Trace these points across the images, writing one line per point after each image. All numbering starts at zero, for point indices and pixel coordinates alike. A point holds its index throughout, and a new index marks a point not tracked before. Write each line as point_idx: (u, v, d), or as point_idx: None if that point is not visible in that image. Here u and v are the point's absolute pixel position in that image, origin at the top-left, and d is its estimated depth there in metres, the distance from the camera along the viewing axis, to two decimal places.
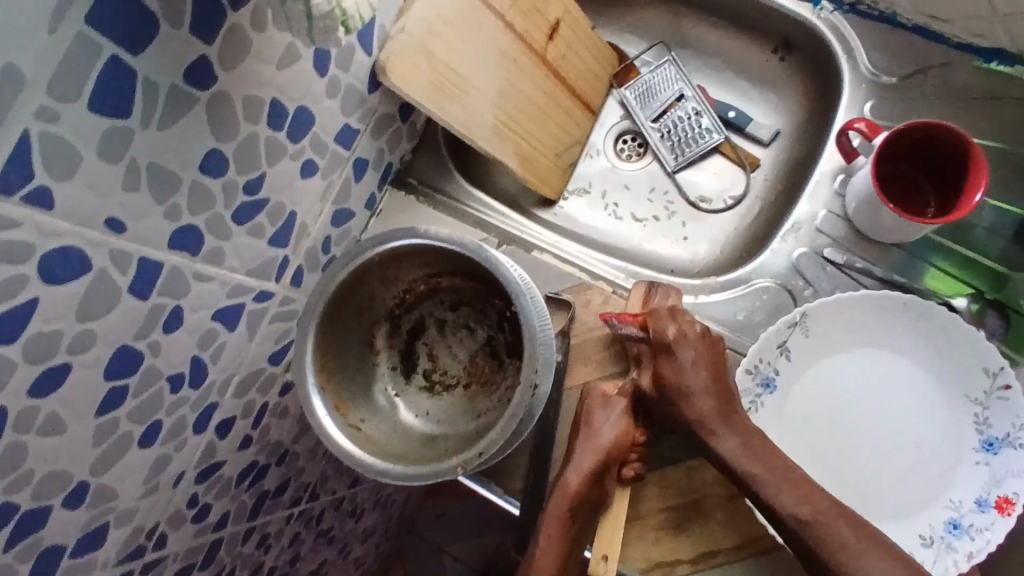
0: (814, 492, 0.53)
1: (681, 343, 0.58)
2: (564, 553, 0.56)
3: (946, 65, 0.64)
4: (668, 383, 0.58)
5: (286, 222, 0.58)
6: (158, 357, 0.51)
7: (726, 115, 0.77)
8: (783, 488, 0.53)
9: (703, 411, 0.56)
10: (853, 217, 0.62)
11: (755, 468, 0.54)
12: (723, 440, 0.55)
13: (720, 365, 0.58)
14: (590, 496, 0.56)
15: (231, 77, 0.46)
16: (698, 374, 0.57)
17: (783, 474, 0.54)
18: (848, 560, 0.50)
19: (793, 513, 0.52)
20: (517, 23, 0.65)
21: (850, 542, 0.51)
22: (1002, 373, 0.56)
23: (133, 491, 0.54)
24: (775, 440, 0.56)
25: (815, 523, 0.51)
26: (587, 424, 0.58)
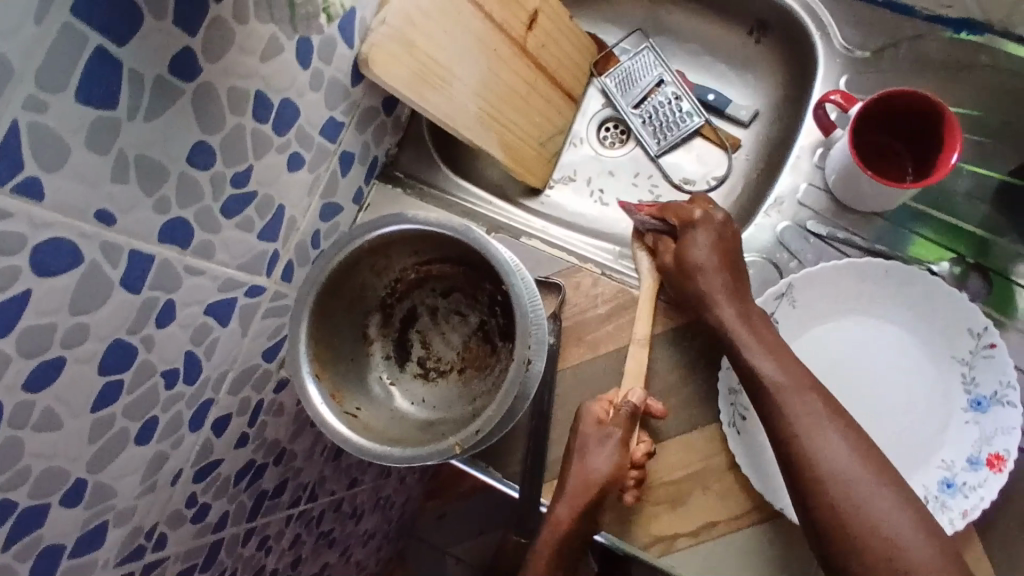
0: (810, 401, 0.53)
1: (704, 223, 0.61)
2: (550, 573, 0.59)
3: (918, 37, 0.65)
4: (687, 254, 0.61)
5: (275, 215, 0.59)
6: (152, 352, 0.51)
7: (706, 98, 0.78)
8: (761, 354, 0.55)
9: (713, 285, 0.59)
10: (834, 189, 0.63)
11: (746, 339, 0.56)
12: (722, 309, 0.58)
13: (733, 258, 0.60)
14: (573, 530, 0.57)
15: (215, 68, 0.46)
16: (711, 255, 0.60)
17: (783, 390, 0.53)
18: (806, 436, 0.51)
19: (739, 337, 0.56)
20: (496, 13, 0.66)
21: (818, 414, 0.52)
22: (986, 333, 0.56)
23: (131, 490, 0.54)
24: (782, 360, 0.55)
25: (787, 390, 0.53)
26: (579, 458, 0.58)
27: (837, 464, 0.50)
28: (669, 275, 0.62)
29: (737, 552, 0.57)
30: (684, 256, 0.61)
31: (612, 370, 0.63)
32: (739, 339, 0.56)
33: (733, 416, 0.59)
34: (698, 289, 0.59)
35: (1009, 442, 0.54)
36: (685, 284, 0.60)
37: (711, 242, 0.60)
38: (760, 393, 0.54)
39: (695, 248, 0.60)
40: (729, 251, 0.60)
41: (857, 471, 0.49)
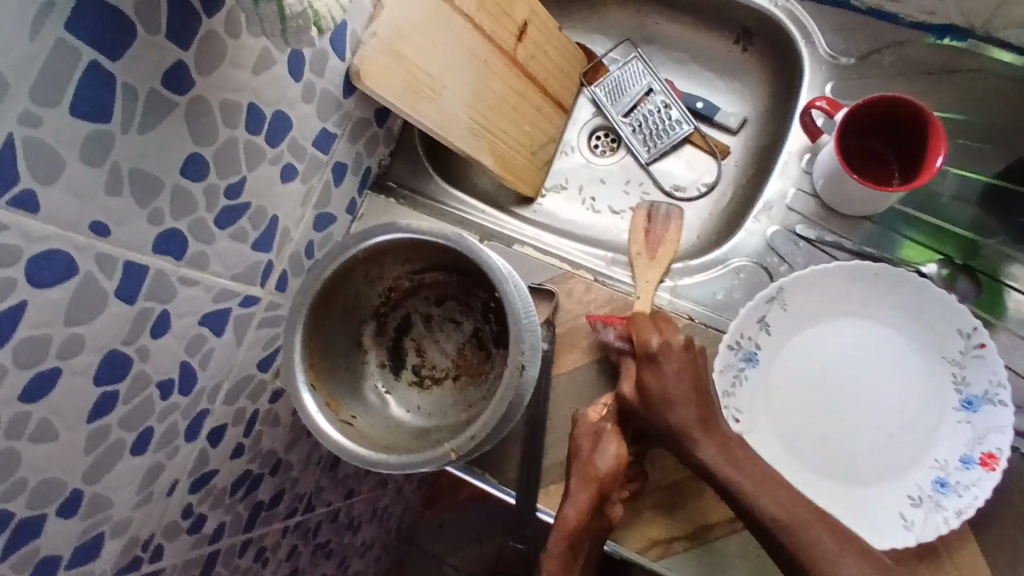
0: (841, 560, 0.47)
1: (665, 352, 0.56)
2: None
3: (901, 43, 0.66)
4: (648, 380, 0.56)
5: (269, 225, 0.59)
6: (147, 363, 0.51)
7: (694, 105, 0.78)
8: (757, 492, 0.50)
9: (686, 417, 0.54)
10: (822, 193, 0.63)
11: (692, 414, 0.54)
12: (705, 449, 0.52)
13: (704, 383, 0.55)
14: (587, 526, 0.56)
15: (208, 82, 0.47)
16: (680, 382, 0.54)
17: (793, 530, 0.48)
18: (827, 571, 0.47)
19: (738, 483, 0.51)
20: (485, 24, 0.67)
21: (829, 548, 0.47)
22: (976, 333, 0.56)
23: (127, 501, 0.54)
24: (776, 493, 0.50)
25: (790, 530, 0.48)
26: (585, 459, 0.57)
27: None
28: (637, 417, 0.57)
29: (735, 555, 0.57)
30: (656, 384, 0.55)
31: (605, 376, 0.63)
32: (740, 485, 0.51)
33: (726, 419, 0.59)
34: (667, 422, 0.54)
35: (1002, 441, 0.54)
36: (652, 417, 0.55)
37: (682, 363, 0.55)
38: (765, 534, 0.50)
39: (664, 372, 0.55)
40: (700, 378, 0.55)
41: None
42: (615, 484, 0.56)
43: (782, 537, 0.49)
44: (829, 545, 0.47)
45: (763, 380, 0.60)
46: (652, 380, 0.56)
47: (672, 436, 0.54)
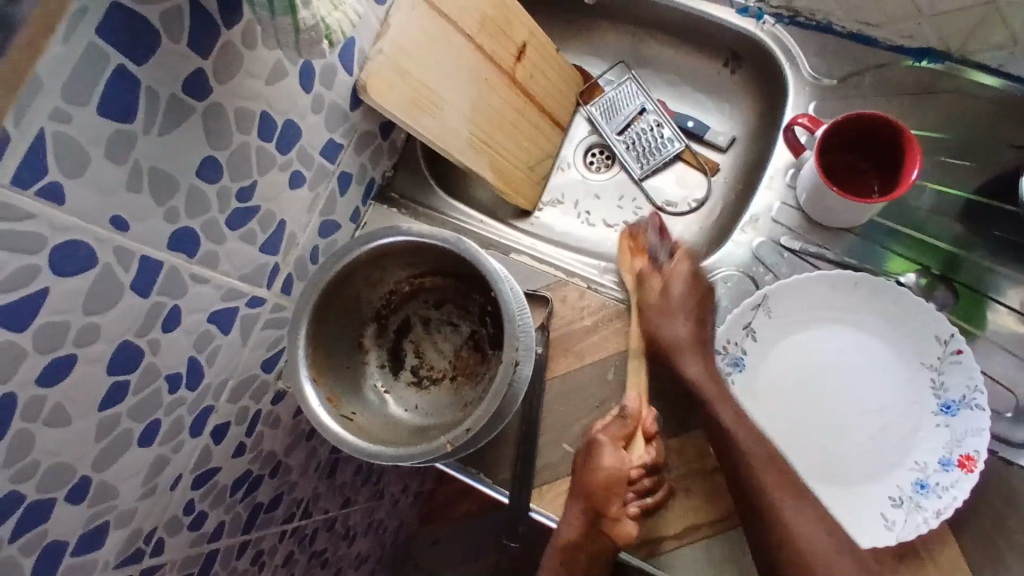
0: (764, 475, 0.55)
1: (677, 276, 0.65)
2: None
3: (882, 66, 0.69)
4: (670, 290, 0.65)
5: (277, 229, 0.62)
6: (157, 356, 0.53)
7: (685, 125, 0.82)
8: (726, 411, 0.58)
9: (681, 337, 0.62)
10: (805, 207, 0.66)
11: (715, 397, 0.59)
12: (690, 364, 0.61)
13: (705, 311, 0.64)
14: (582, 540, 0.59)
15: (224, 89, 0.50)
16: (686, 296, 0.64)
17: (753, 456, 0.56)
18: (778, 507, 0.54)
19: (722, 418, 0.58)
20: (486, 45, 0.71)
21: (781, 479, 0.55)
22: (953, 339, 0.58)
23: (132, 491, 0.56)
24: (742, 418, 0.58)
25: (753, 457, 0.56)
26: (581, 475, 0.59)
27: (798, 531, 0.53)
28: (648, 308, 0.65)
29: (725, 553, 0.59)
30: (664, 297, 0.64)
31: (597, 380, 0.66)
32: (722, 417, 0.58)
33: None
34: (669, 338, 0.62)
35: (979, 443, 0.56)
36: (653, 334, 0.63)
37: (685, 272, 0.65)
38: (727, 451, 0.57)
39: (671, 294, 0.65)
40: (703, 303, 0.64)
41: (823, 541, 0.52)
42: (611, 497, 0.57)
43: (740, 461, 0.56)
44: (771, 483, 0.54)
45: (750, 385, 0.63)
46: (673, 287, 0.65)
47: (666, 353, 0.62)
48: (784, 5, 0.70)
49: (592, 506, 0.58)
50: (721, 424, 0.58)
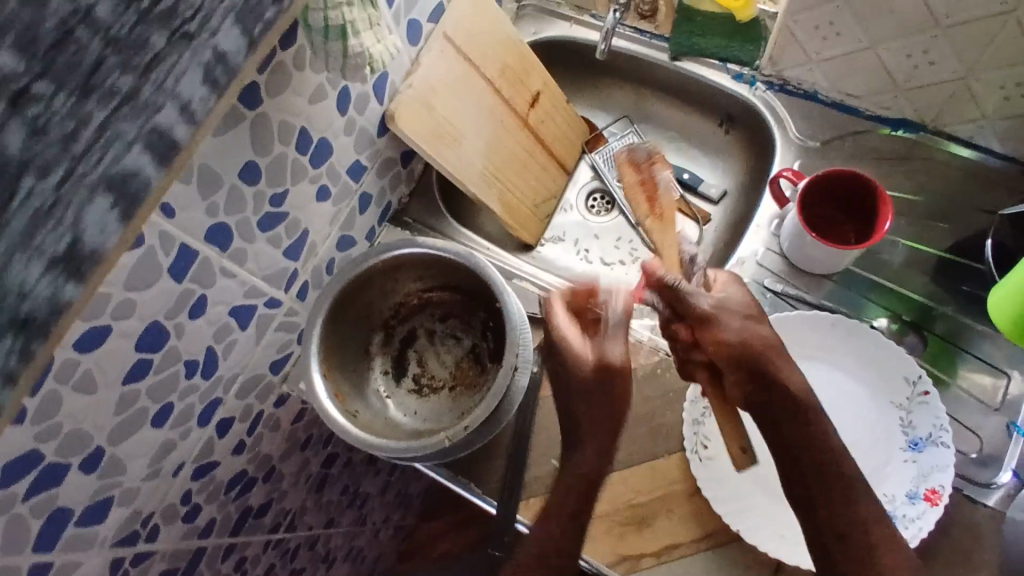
0: (833, 437, 0.56)
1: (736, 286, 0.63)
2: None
3: (860, 132, 0.76)
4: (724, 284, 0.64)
5: (300, 237, 0.67)
6: (180, 340, 0.57)
7: (681, 176, 0.88)
8: (792, 368, 0.58)
9: (767, 338, 0.60)
10: (787, 252, 0.71)
11: (792, 371, 0.58)
12: (791, 372, 0.58)
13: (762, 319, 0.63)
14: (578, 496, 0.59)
15: (273, 102, 0.56)
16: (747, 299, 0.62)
17: (806, 400, 0.57)
18: (860, 483, 0.54)
19: (818, 406, 0.57)
20: (504, 89, 0.78)
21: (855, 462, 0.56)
22: (920, 381, 0.63)
23: (138, 471, 0.59)
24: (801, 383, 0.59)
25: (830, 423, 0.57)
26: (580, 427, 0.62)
27: (886, 531, 0.53)
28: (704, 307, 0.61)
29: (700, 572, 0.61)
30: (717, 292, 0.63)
31: None
32: (794, 382, 0.58)
33: (695, 444, 0.65)
34: (766, 338, 0.60)
35: (944, 478, 0.60)
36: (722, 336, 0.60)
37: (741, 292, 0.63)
38: (794, 403, 0.57)
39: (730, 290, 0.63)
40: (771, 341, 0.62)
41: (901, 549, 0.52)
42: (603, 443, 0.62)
43: (829, 429, 0.56)
44: (854, 466, 0.55)
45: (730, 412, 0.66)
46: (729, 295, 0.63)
47: (764, 355, 0.59)
48: (775, 73, 0.78)
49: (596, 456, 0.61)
50: (801, 388, 0.57)
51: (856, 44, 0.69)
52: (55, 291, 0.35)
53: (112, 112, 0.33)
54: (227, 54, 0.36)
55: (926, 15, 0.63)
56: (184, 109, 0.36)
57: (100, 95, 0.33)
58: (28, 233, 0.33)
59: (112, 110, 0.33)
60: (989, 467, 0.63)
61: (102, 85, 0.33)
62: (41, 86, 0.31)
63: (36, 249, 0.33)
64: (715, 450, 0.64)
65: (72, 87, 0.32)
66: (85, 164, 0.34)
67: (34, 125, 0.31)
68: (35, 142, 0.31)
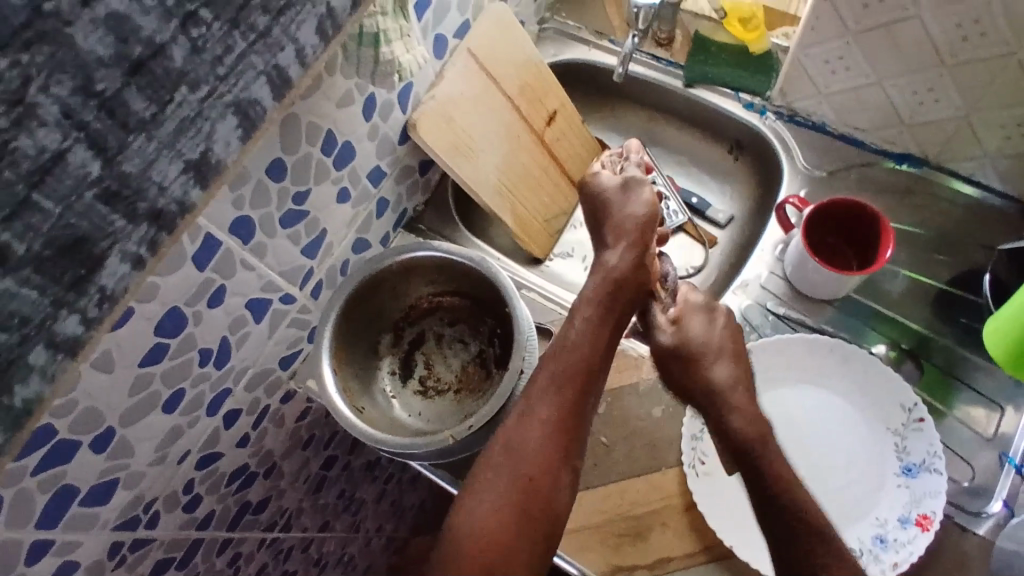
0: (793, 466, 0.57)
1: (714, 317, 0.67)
2: (557, 498, 0.53)
3: (866, 165, 0.78)
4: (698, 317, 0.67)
5: (318, 236, 0.68)
6: (197, 328, 0.58)
7: (689, 200, 0.89)
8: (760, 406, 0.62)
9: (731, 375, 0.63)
10: (790, 277, 0.73)
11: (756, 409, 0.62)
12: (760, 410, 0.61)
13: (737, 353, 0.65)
14: (578, 398, 0.57)
15: (304, 103, 0.58)
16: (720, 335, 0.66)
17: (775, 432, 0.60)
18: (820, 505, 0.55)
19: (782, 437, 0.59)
20: (522, 107, 0.81)
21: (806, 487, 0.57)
22: (916, 408, 0.64)
23: (146, 455, 0.60)
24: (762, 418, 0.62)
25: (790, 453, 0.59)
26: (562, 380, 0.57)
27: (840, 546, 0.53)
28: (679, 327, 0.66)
29: None
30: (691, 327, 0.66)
31: None
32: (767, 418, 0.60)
33: (693, 459, 0.65)
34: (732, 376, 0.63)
35: (936, 504, 0.61)
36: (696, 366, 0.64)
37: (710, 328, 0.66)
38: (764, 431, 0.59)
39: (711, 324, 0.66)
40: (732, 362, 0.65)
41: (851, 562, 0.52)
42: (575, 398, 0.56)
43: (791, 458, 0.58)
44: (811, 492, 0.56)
45: None
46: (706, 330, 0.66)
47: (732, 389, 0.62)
48: (784, 104, 0.80)
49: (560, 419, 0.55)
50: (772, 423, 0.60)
51: (863, 80, 0.72)
52: (181, 191, 0.42)
53: (249, 47, 0.41)
54: (336, 11, 0.46)
55: (932, 53, 0.66)
56: (297, 55, 0.45)
57: (245, 30, 0.40)
58: (177, 136, 0.40)
59: (248, 43, 0.41)
60: (981, 497, 0.63)
61: (246, 23, 0.40)
62: (197, 18, 0.38)
63: (178, 152, 0.41)
64: (712, 465, 0.65)
65: (225, 18, 0.39)
66: (221, 86, 0.42)
67: (150, 88, 0.37)
68: (151, 103, 0.38)
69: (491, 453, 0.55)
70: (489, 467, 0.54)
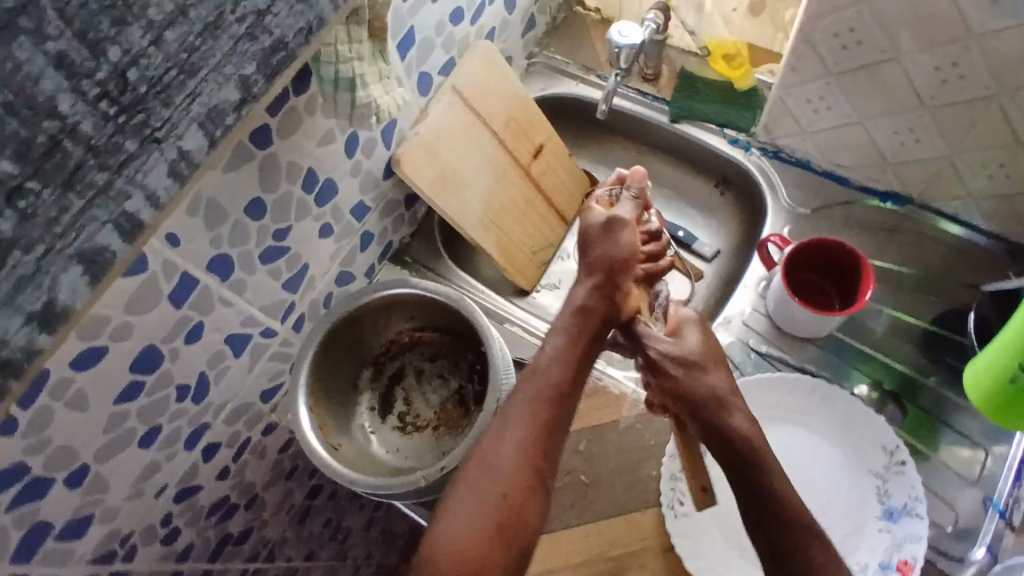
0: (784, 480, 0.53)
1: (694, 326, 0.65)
2: (533, 517, 0.52)
3: (849, 203, 0.78)
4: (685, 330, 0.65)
5: (300, 271, 0.69)
6: (174, 364, 0.59)
7: (676, 233, 0.89)
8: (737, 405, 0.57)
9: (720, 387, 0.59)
10: (772, 314, 0.73)
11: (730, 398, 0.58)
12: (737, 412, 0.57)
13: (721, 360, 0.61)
14: (556, 416, 0.56)
15: (283, 144, 0.59)
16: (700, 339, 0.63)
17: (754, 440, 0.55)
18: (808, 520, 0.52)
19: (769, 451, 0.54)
20: (508, 141, 0.82)
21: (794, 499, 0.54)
22: (898, 450, 0.64)
23: (122, 490, 0.61)
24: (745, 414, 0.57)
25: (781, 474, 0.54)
26: (541, 397, 0.56)
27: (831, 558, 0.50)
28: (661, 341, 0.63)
29: None
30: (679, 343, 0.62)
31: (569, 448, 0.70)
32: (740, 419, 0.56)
33: (672, 500, 0.65)
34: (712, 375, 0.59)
35: (917, 550, 0.60)
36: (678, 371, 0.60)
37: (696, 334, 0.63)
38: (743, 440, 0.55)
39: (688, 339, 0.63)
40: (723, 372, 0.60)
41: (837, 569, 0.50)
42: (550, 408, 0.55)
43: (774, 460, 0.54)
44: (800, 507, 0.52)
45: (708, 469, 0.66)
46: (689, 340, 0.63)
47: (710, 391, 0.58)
48: (769, 141, 0.80)
49: (540, 429, 0.54)
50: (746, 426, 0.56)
51: (845, 118, 0.72)
52: (31, 340, 0.34)
53: (88, 203, 0.34)
54: (192, 152, 0.37)
55: (913, 95, 0.66)
56: (150, 198, 0.36)
57: (82, 188, 0.33)
58: (15, 294, 0.33)
59: (87, 201, 0.34)
60: (964, 541, 0.63)
61: (84, 182, 0.33)
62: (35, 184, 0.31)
63: (16, 308, 0.33)
64: (692, 506, 0.64)
65: (59, 184, 0.32)
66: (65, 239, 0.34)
67: None
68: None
69: (467, 471, 0.53)
70: (467, 481, 0.52)
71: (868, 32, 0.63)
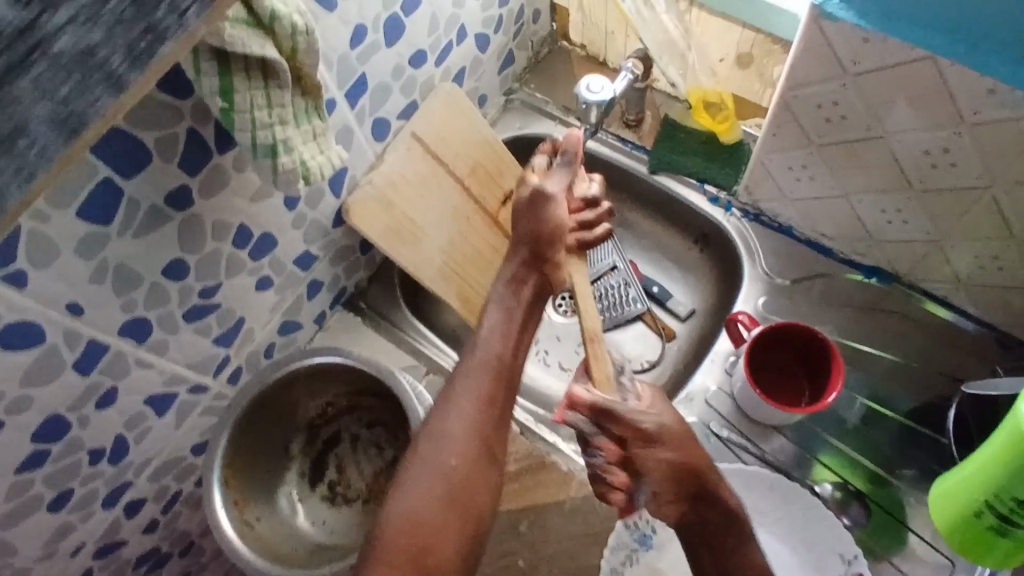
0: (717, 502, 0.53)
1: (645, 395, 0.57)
2: (482, 498, 0.51)
3: (830, 275, 0.73)
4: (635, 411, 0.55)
5: (234, 325, 0.65)
6: (84, 430, 0.56)
7: (651, 288, 0.84)
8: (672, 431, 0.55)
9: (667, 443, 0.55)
10: (738, 397, 0.67)
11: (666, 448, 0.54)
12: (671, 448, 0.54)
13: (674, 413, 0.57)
14: (501, 392, 0.54)
15: (207, 203, 0.55)
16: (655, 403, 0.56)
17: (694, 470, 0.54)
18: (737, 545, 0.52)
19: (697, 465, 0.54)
20: (473, 188, 0.77)
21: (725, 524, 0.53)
22: (856, 560, 0.60)
23: (30, 553, 0.58)
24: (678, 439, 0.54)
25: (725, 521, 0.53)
26: (488, 378, 0.54)
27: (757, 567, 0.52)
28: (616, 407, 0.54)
29: None
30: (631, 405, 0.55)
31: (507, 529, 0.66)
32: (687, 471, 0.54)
33: None
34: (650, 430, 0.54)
35: None
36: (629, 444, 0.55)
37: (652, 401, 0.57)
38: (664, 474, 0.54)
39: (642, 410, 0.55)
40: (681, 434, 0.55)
41: None
42: (498, 390, 0.54)
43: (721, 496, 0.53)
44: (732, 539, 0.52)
45: (651, 563, 0.64)
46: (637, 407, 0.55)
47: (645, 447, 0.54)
48: (750, 202, 0.75)
49: (490, 407, 0.54)
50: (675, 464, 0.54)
51: (828, 190, 0.66)
52: None
53: None
54: None
55: (900, 176, 0.60)
56: None
57: None
58: None
59: None
60: None
61: None
62: None
63: None
64: None
65: None
66: None
67: None
68: None
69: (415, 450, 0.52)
70: (416, 457, 0.52)
71: (851, 108, 0.57)
